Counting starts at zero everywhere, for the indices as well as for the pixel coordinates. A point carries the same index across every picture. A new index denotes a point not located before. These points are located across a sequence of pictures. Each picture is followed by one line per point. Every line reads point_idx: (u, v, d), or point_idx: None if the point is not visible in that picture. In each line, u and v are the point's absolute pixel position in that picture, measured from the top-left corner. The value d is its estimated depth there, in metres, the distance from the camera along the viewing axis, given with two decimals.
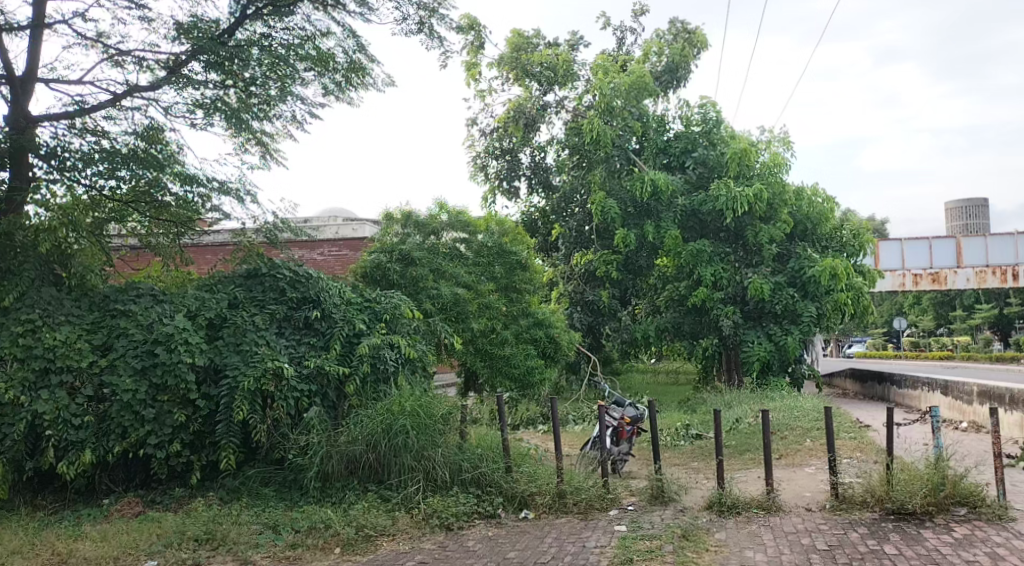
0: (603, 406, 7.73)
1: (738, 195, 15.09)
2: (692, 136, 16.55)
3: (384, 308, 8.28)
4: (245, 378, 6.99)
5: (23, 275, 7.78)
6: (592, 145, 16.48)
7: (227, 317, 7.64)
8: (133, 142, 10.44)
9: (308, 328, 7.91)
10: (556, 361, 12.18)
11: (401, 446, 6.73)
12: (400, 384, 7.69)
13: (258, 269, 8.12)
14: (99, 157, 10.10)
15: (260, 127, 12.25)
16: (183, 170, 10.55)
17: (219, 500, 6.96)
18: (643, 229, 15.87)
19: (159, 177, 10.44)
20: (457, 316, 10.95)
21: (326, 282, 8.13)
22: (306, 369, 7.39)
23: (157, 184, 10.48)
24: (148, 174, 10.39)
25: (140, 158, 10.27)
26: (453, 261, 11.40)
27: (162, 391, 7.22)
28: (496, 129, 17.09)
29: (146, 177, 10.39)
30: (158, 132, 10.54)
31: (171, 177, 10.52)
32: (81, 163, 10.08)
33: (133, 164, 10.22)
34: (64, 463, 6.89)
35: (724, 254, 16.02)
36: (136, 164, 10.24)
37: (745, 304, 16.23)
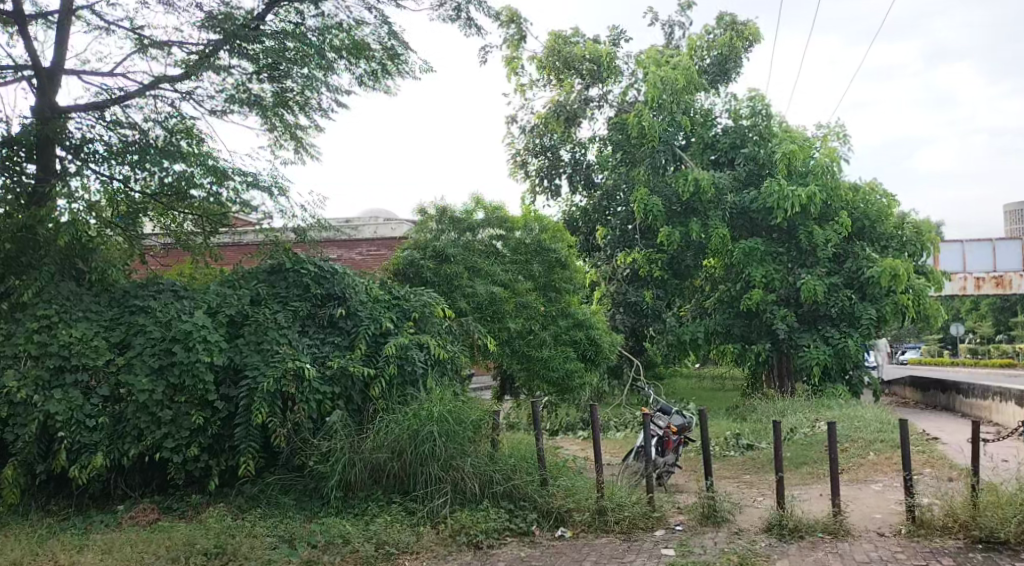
0: (650, 414, 7.15)
1: (792, 193, 14.32)
2: (741, 131, 15.80)
3: (413, 306, 7.81)
4: (265, 379, 6.58)
5: (43, 269, 7.50)
6: (637, 141, 15.83)
7: (249, 315, 7.25)
8: (163, 135, 10.18)
9: (333, 326, 7.48)
10: (598, 365, 11.59)
11: (427, 454, 6.24)
12: (429, 387, 7.20)
13: (281, 264, 7.71)
14: (127, 150, 9.85)
15: (294, 121, 11.93)
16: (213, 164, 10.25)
17: (235, 509, 6.56)
18: (690, 228, 15.18)
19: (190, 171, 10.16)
20: (493, 316, 10.46)
21: (352, 278, 7.69)
22: (329, 370, 6.95)
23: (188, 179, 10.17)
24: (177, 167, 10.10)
25: (169, 151, 9.99)
26: (489, 259, 10.90)
27: (179, 391, 6.84)
28: (536, 126, 16.56)
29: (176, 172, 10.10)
30: (188, 125, 10.27)
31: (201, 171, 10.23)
32: (111, 156, 9.86)
33: (162, 158, 9.95)
34: (76, 467, 6.54)
35: (775, 254, 15.24)
36: (165, 158, 9.96)
37: (798, 307, 15.41)
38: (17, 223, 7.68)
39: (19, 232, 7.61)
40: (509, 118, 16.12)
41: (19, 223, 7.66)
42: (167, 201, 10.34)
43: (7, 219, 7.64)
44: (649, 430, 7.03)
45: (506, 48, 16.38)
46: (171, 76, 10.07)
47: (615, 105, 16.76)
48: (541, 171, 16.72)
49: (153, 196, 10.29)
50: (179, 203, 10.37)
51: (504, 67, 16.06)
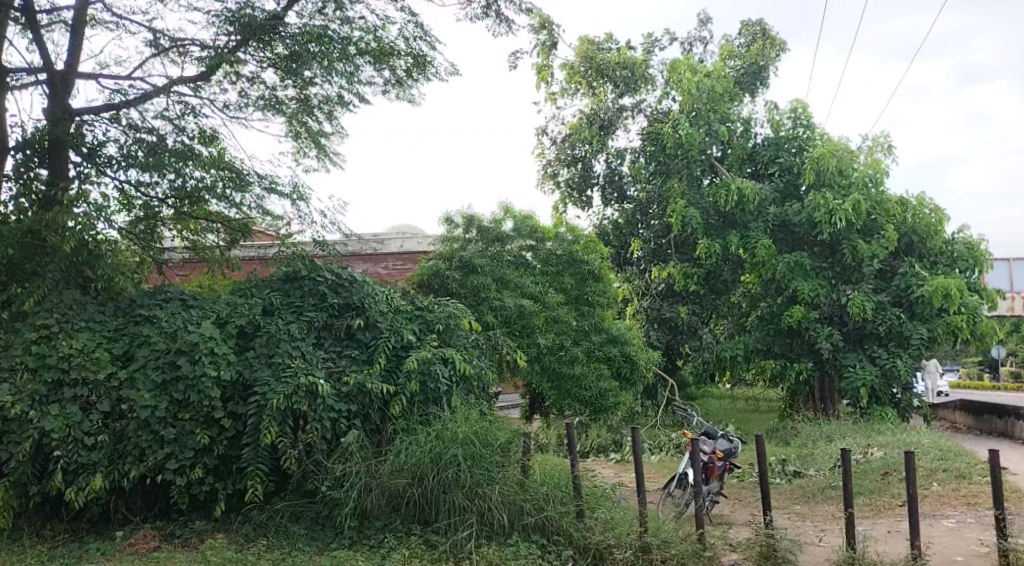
0: (697, 439, 6.54)
1: (838, 205, 13.63)
2: (781, 142, 15.15)
3: (436, 317, 7.26)
4: (275, 396, 6.04)
5: (46, 276, 7.07)
6: (673, 150, 15.20)
7: (261, 325, 6.73)
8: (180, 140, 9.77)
9: (350, 339, 6.94)
10: (633, 385, 10.93)
11: (451, 480, 5.65)
12: (453, 405, 6.61)
13: (296, 271, 7.19)
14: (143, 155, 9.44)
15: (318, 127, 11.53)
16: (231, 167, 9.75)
17: (242, 538, 6.02)
18: (729, 242, 14.52)
19: (209, 176, 9.67)
20: (522, 331, 9.85)
21: (372, 287, 7.14)
22: (345, 387, 6.40)
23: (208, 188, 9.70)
24: (195, 173, 9.63)
25: (187, 155, 9.52)
26: (518, 271, 10.33)
27: (184, 408, 6.33)
28: (567, 136, 15.96)
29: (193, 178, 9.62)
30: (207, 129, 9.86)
31: (221, 176, 9.75)
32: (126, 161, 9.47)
33: (179, 162, 9.51)
34: (72, 489, 6.03)
35: (817, 269, 14.46)
36: (181, 162, 9.52)
37: (844, 325, 14.63)
38: (21, 227, 7.27)
39: (25, 237, 7.23)
40: (539, 127, 15.57)
41: (24, 227, 7.26)
42: (186, 209, 9.91)
43: (13, 224, 7.25)
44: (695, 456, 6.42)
45: (537, 55, 15.89)
46: (189, 79, 9.70)
47: (649, 114, 16.16)
48: (572, 183, 16.11)
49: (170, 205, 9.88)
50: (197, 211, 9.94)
51: (534, 75, 15.55)
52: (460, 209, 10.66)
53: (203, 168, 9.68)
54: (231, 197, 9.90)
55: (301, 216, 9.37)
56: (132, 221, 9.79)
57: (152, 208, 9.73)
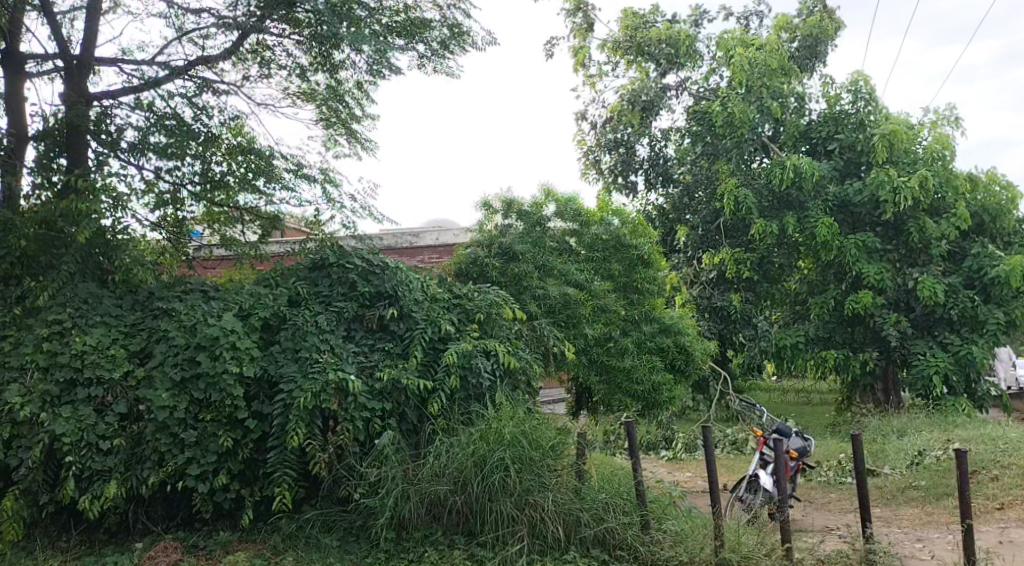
0: (781, 442, 5.53)
1: (904, 183, 12.83)
2: (838, 118, 14.27)
3: (476, 306, 6.63)
4: (302, 394, 5.46)
5: (59, 269, 6.59)
6: (722, 129, 14.34)
7: (286, 318, 6.17)
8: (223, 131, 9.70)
9: (384, 331, 6.33)
10: (688, 378, 10.19)
11: (498, 487, 5.05)
12: (498, 402, 5.98)
13: (324, 259, 6.60)
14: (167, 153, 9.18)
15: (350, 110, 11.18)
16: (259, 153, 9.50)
17: (270, 551, 5.47)
18: (784, 224, 13.74)
19: (242, 172, 9.55)
20: (568, 321, 9.17)
21: (405, 273, 6.50)
22: (379, 384, 5.80)
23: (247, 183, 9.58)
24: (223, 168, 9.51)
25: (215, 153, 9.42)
26: (562, 258, 9.66)
27: (205, 408, 5.79)
28: (607, 119, 15.14)
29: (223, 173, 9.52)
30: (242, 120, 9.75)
31: (252, 169, 9.55)
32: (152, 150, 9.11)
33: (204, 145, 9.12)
34: (86, 498, 5.53)
35: (882, 251, 13.71)
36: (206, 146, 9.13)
37: (910, 312, 13.72)
38: (34, 218, 6.82)
39: (38, 228, 6.78)
40: (579, 112, 14.82)
41: (36, 219, 6.80)
42: (218, 200, 9.62)
43: (25, 214, 6.79)
44: (779, 459, 5.46)
45: (573, 38, 15.17)
46: (211, 60, 9.25)
47: (695, 93, 15.34)
48: (615, 168, 15.34)
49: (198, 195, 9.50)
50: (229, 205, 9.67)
51: (571, 59, 14.83)
52: (498, 192, 10.08)
53: (232, 161, 9.53)
54: (263, 193, 9.68)
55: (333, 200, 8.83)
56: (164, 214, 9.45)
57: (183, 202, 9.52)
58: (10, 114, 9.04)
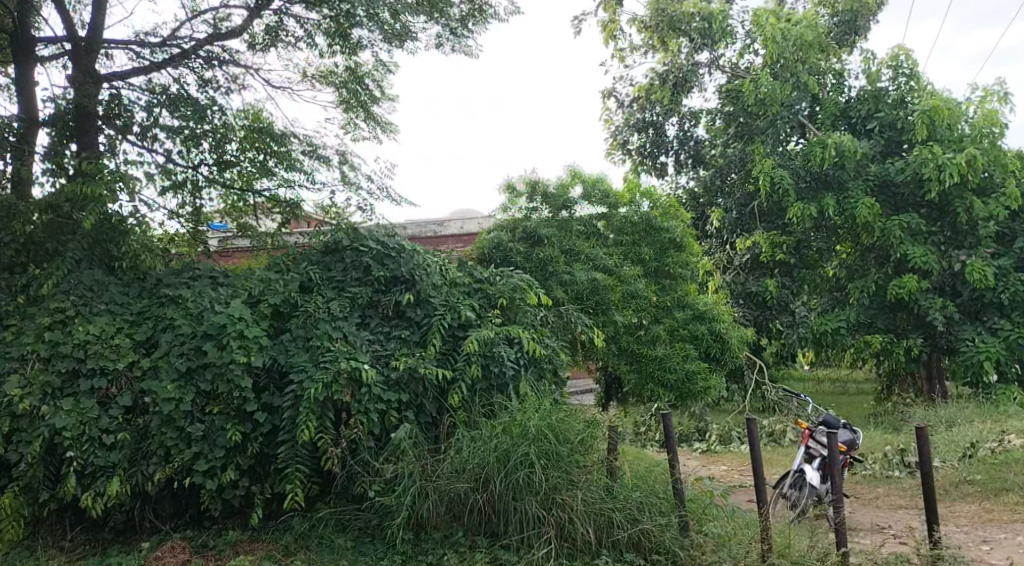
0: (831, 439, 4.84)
1: (950, 160, 12.27)
2: (879, 95, 13.68)
3: (499, 291, 6.24)
4: (312, 385, 5.10)
5: (65, 256, 6.29)
6: (757, 107, 13.99)
7: (298, 304, 5.81)
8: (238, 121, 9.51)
9: (401, 318, 5.95)
10: (724, 366, 9.71)
11: (523, 485, 4.66)
12: (522, 393, 5.58)
13: (337, 242, 6.20)
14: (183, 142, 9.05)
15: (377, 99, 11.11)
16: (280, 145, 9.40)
17: (282, 552, 5.14)
18: (823, 206, 13.25)
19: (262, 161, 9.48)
20: (597, 308, 8.76)
21: (423, 256, 6.12)
22: (395, 373, 5.43)
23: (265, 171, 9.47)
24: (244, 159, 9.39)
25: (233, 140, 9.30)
26: (590, 242, 9.24)
27: (212, 400, 5.47)
28: (636, 99, 14.59)
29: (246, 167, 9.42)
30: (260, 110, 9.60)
31: (272, 156, 9.47)
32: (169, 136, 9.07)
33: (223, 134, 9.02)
34: (89, 495, 5.25)
35: (926, 233, 13.13)
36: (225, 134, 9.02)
37: (956, 297, 13.20)
38: (39, 204, 6.53)
39: (44, 213, 6.51)
40: (607, 91, 14.31)
41: (42, 204, 6.51)
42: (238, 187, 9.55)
43: (30, 199, 6.52)
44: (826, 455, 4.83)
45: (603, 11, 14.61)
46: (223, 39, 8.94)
47: (728, 71, 14.77)
48: (644, 149, 14.85)
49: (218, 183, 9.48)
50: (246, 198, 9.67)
51: (601, 33, 14.33)
52: (522, 174, 9.69)
53: (251, 150, 9.39)
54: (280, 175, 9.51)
55: (351, 180, 8.55)
56: (179, 200, 9.43)
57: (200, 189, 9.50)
58: (21, 99, 8.82)
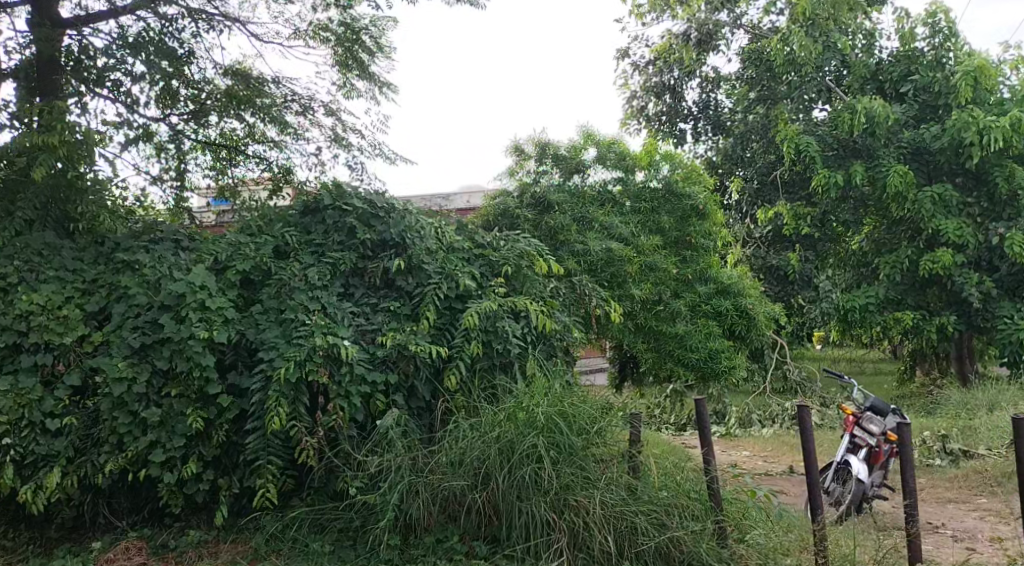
0: (908, 431, 3.77)
1: (992, 123, 11.44)
2: (912, 56, 12.84)
3: (503, 257, 5.45)
4: (283, 364, 4.35)
5: (13, 217, 5.53)
6: (783, 69, 13.08)
7: (271, 271, 5.03)
8: (221, 80, 8.82)
9: (390, 287, 5.17)
10: (749, 345, 8.91)
11: (529, 483, 3.93)
12: (529, 374, 4.81)
13: (317, 200, 5.39)
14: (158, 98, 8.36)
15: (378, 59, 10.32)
16: (271, 110, 8.77)
17: (249, 558, 4.41)
18: (852, 174, 12.42)
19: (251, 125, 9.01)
20: (612, 281, 8.00)
21: (416, 216, 5.33)
22: (381, 351, 4.68)
23: (256, 136, 8.94)
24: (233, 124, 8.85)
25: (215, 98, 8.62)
26: (604, 210, 8.43)
27: (171, 381, 4.72)
28: (653, 60, 13.65)
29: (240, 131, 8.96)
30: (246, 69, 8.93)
31: (260, 117, 8.84)
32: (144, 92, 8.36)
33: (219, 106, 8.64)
34: (27, 489, 4.54)
35: (961, 204, 12.31)
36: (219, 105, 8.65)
37: (993, 272, 12.40)
38: None
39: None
40: (622, 51, 13.39)
41: None
42: (224, 157, 9.21)
43: None
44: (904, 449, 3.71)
45: None
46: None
47: (751, 31, 13.88)
48: (661, 114, 13.95)
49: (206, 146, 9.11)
50: (235, 164, 9.22)
51: None
52: (531, 135, 8.89)
53: (235, 111, 8.73)
54: (275, 141, 9.02)
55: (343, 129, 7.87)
56: (164, 164, 8.91)
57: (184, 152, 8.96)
58: None
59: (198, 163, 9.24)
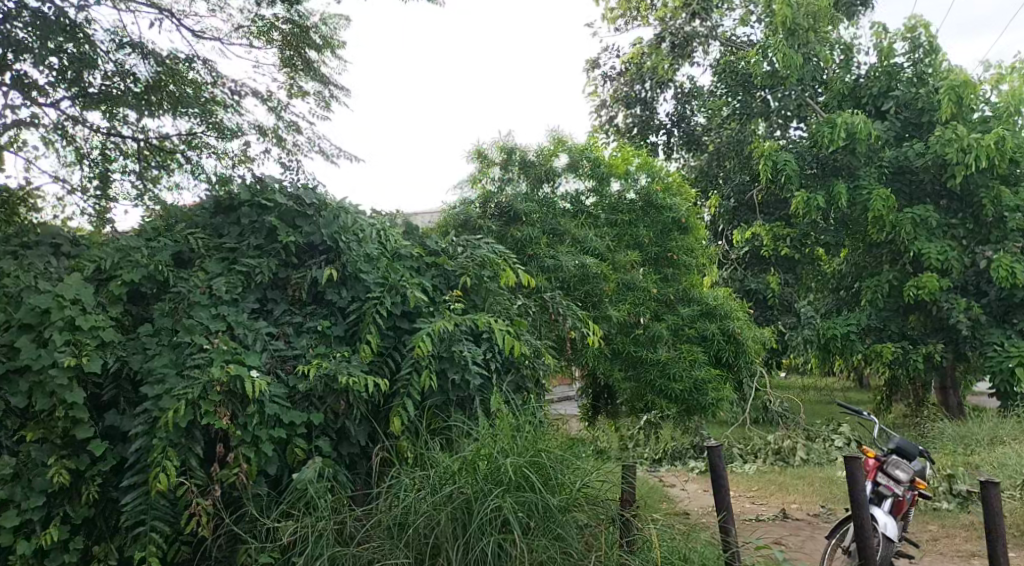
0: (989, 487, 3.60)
1: (976, 140, 10.79)
2: (893, 71, 12.27)
3: (461, 266, 4.50)
4: (168, 403, 3.32)
5: None
6: (760, 82, 12.47)
7: (169, 282, 4.01)
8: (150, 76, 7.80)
9: (319, 303, 4.17)
10: (737, 374, 8.05)
11: (490, 562, 2.96)
12: (493, 412, 3.85)
13: (232, 196, 4.38)
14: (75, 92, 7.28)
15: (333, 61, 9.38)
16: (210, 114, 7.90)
17: None
18: (832, 194, 11.71)
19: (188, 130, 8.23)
20: (585, 300, 7.12)
21: (355, 217, 4.34)
22: (303, 384, 3.68)
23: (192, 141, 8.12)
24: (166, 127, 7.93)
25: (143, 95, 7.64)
26: (577, 221, 7.54)
27: (29, 422, 3.66)
28: (625, 70, 12.88)
29: (175, 137, 8.14)
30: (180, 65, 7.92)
31: (199, 122, 8.03)
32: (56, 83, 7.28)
33: (145, 106, 7.66)
34: None
35: (945, 226, 11.67)
36: (146, 105, 7.67)
37: (981, 297, 11.78)
38: None
39: None
40: (591, 59, 12.63)
41: None
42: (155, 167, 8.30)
43: None
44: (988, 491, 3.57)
45: None
46: None
47: (726, 43, 13.23)
48: (632, 127, 13.20)
49: (134, 152, 8.18)
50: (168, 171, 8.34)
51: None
52: (495, 140, 7.97)
53: (170, 113, 7.84)
54: (214, 147, 8.10)
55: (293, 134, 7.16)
56: (86, 171, 8.07)
57: (110, 158, 8.14)
58: None
59: (125, 173, 8.23)
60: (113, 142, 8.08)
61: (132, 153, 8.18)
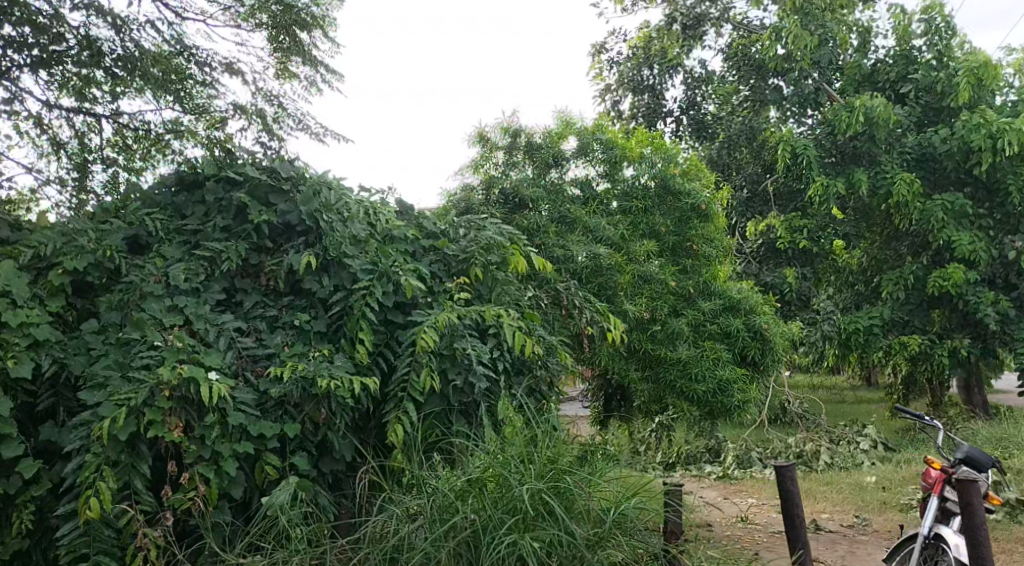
0: None
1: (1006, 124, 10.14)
2: (913, 53, 11.65)
3: (463, 251, 3.90)
4: (106, 414, 2.71)
5: None
6: (774, 67, 11.88)
7: (121, 270, 3.40)
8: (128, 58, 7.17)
9: (298, 294, 3.57)
10: (766, 374, 7.47)
11: None
12: (502, 420, 3.25)
13: (197, 171, 3.77)
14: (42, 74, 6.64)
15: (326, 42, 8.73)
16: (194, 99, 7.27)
17: None
18: (852, 181, 11.06)
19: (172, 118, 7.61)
20: (598, 293, 6.55)
21: (339, 194, 3.73)
22: (275, 390, 3.07)
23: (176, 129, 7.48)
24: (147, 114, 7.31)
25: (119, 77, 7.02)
26: (587, 209, 6.93)
27: None
28: (632, 53, 12.26)
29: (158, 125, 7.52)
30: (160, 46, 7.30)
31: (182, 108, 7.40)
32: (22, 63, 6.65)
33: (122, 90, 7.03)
34: None
35: (971, 215, 11.03)
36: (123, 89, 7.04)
37: (1010, 291, 11.14)
38: None
39: None
40: (597, 42, 12.02)
41: None
42: (139, 158, 7.65)
43: None
44: None
45: None
46: None
47: (739, 26, 12.61)
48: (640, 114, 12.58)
49: (114, 143, 7.56)
50: (151, 163, 7.71)
51: None
52: (499, 121, 7.35)
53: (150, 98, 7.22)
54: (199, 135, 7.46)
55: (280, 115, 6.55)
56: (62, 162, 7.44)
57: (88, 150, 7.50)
58: None
59: (104, 164, 7.52)
60: (91, 131, 7.45)
61: (111, 143, 7.55)
